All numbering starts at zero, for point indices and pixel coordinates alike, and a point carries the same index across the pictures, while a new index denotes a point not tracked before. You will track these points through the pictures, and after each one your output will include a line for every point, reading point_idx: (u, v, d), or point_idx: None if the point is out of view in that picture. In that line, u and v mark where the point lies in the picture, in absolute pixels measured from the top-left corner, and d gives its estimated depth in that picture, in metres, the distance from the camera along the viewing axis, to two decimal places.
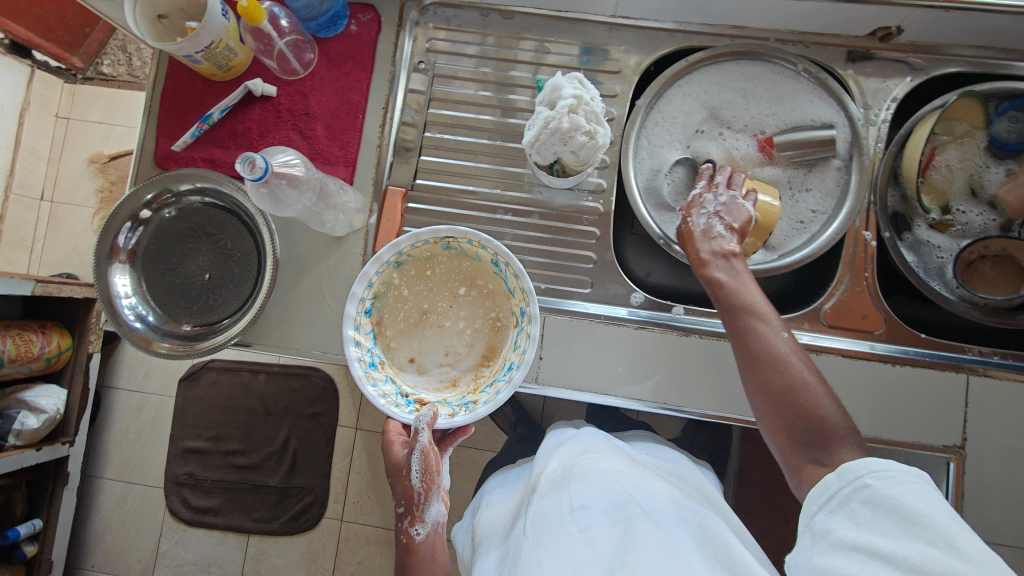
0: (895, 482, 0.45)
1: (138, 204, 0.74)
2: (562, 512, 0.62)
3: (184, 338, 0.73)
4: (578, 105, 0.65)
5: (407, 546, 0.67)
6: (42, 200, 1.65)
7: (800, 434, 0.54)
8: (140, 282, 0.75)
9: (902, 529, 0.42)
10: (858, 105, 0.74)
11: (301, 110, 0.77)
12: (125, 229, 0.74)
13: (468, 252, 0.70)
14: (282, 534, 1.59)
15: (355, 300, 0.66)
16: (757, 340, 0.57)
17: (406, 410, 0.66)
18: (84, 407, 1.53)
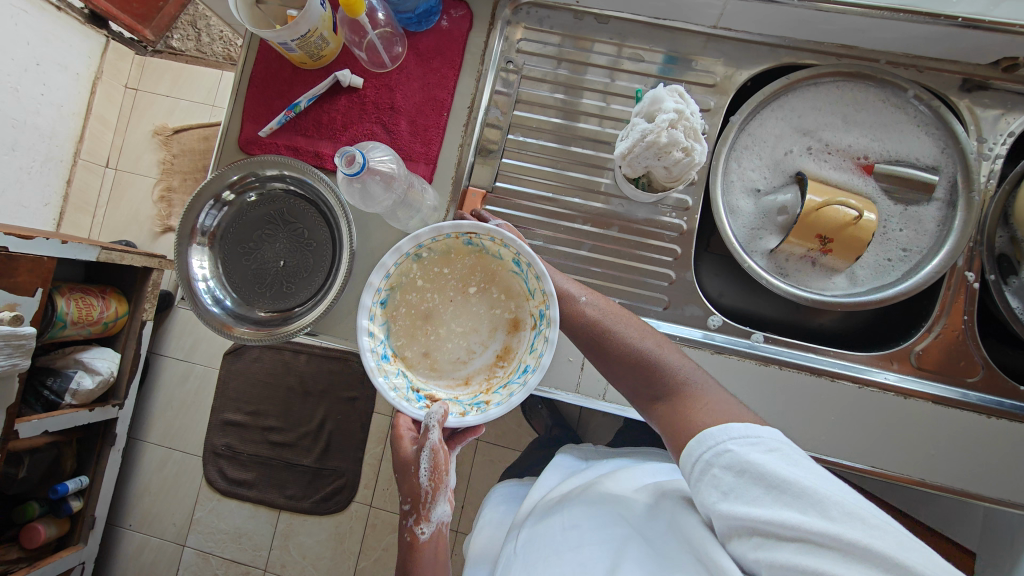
0: (755, 446, 0.48)
1: (222, 185, 0.74)
2: (556, 533, 0.63)
3: (259, 323, 0.74)
4: (678, 120, 0.62)
5: (411, 543, 0.68)
6: (107, 168, 1.70)
7: (639, 384, 0.60)
8: (217, 264, 0.76)
9: (774, 498, 0.45)
10: (972, 139, 0.70)
11: (386, 104, 0.77)
12: (207, 209, 0.75)
13: (489, 251, 0.65)
14: (312, 513, 1.62)
15: (372, 289, 0.62)
16: (570, 314, 0.62)
17: (416, 407, 0.62)
18: (134, 372, 1.58)
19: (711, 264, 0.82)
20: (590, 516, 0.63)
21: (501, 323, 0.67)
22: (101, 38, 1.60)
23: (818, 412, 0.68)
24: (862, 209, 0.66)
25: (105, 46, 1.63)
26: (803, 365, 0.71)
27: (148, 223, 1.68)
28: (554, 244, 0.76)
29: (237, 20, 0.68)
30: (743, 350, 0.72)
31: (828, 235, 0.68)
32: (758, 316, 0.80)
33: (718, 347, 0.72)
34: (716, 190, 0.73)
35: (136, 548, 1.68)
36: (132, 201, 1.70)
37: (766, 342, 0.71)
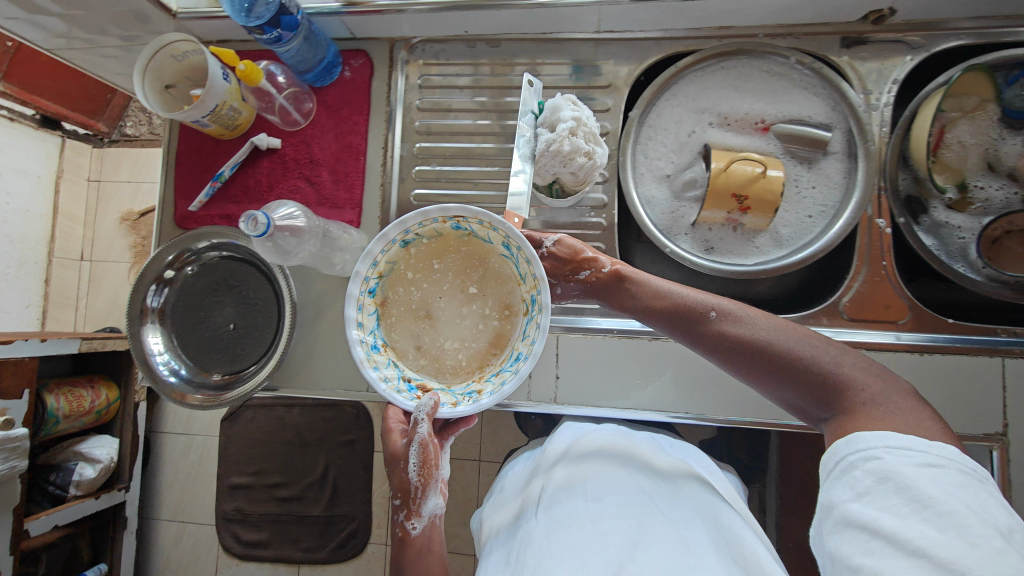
0: (909, 461, 0.44)
1: (161, 265, 0.77)
2: (577, 502, 0.66)
3: (216, 388, 0.77)
4: (577, 126, 0.66)
5: (403, 538, 0.70)
6: (82, 260, 1.74)
7: (806, 398, 0.56)
8: (171, 338, 0.79)
9: (911, 511, 0.42)
10: (858, 92, 0.73)
11: (306, 158, 0.80)
12: (151, 291, 0.78)
13: (480, 239, 0.67)
14: (329, 562, 1.63)
15: (360, 278, 0.63)
16: (711, 333, 0.61)
17: (408, 397, 0.63)
18: (136, 453, 1.60)
19: (644, 253, 0.84)
20: (617, 496, 0.66)
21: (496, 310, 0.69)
22: (57, 139, 1.65)
23: None
24: (765, 164, 0.70)
25: (62, 145, 1.67)
26: None
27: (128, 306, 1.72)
28: None
29: (147, 108, 0.72)
30: None
31: (741, 192, 0.70)
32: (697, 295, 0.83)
33: None
34: (629, 184, 0.76)
35: None
36: (110, 288, 1.74)
37: None
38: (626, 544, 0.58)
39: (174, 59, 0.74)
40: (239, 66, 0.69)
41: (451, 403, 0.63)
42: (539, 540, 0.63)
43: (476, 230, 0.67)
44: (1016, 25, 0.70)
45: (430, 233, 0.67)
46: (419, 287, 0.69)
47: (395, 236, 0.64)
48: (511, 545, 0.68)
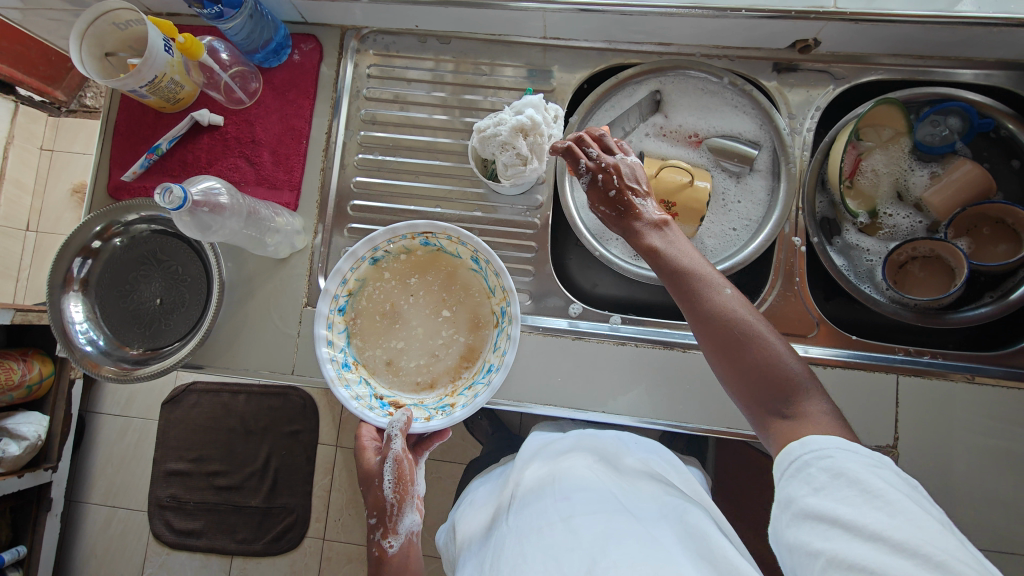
0: (859, 456, 0.46)
1: (88, 235, 0.76)
2: (547, 504, 0.69)
3: (134, 362, 0.76)
4: (528, 128, 0.67)
5: (380, 557, 0.70)
6: (27, 231, 1.68)
7: (764, 394, 0.54)
8: (93, 308, 0.77)
9: (863, 500, 0.44)
10: (784, 117, 0.76)
11: (248, 138, 0.80)
12: (76, 260, 0.76)
13: (449, 250, 0.72)
14: (264, 555, 1.59)
15: (328, 298, 0.69)
16: (714, 302, 0.57)
17: (381, 413, 0.68)
18: (68, 432, 1.55)
19: (579, 258, 0.86)
20: (587, 496, 0.68)
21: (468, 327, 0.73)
22: (9, 104, 1.60)
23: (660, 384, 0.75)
24: (693, 175, 0.73)
25: (15, 110, 1.66)
26: (656, 340, 0.77)
27: None
28: None
29: (83, 73, 0.71)
30: (604, 333, 0.78)
31: (669, 199, 0.73)
32: (630, 301, 0.85)
33: (579, 333, 0.77)
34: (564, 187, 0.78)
35: None
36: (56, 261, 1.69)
37: (623, 323, 0.78)
38: (597, 543, 0.60)
39: (116, 26, 0.73)
40: (178, 40, 0.70)
41: (424, 417, 0.68)
42: (512, 545, 0.65)
43: (445, 241, 0.72)
44: (931, 66, 0.75)
45: (398, 249, 0.72)
46: (386, 302, 0.74)
47: (362, 254, 0.70)
48: (484, 555, 0.69)
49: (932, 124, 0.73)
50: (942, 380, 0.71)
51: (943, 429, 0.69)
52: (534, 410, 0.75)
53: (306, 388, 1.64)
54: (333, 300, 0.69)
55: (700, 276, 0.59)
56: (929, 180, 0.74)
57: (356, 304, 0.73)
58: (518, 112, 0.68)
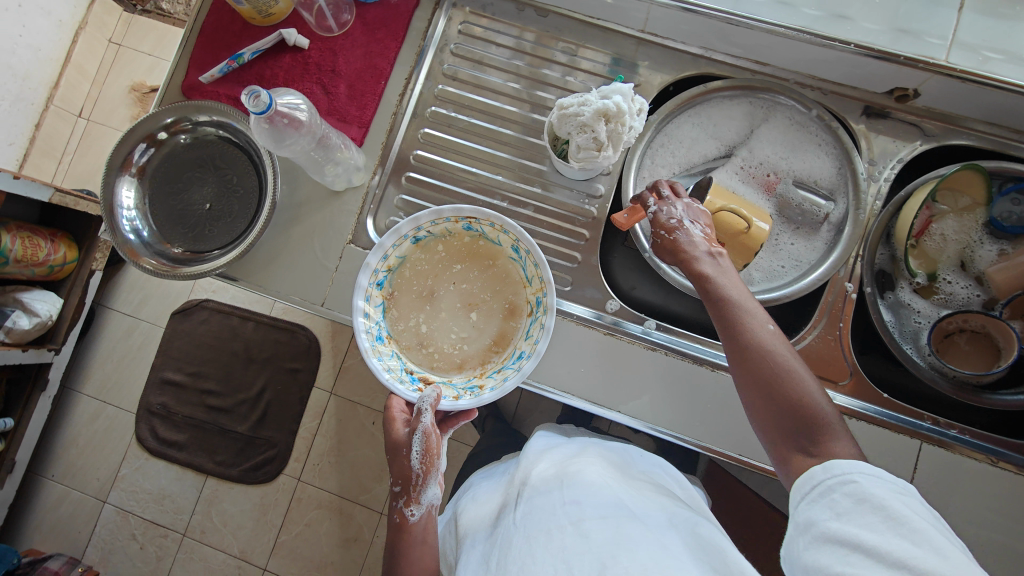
0: (882, 483, 0.48)
1: (156, 125, 0.76)
2: (556, 506, 0.70)
3: (173, 260, 0.76)
4: (610, 113, 0.66)
5: (400, 524, 0.75)
6: (79, 117, 1.70)
7: (790, 428, 0.55)
8: (144, 198, 0.78)
9: (887, 527, 0.46)
10: (864, 161, 0.75)
11: (328, 67, 0.80)
12: (139, 147, 0.77)
13: (491, 237, 0.73)
14: (239, 482, 1.61)
15: (368, 271, 0.70)
16: (752, 334, 0.58)
17: (410, 388, 0.70)
18: (77, 320, 1.57)
19: (624, 258, 0.85)
20: (595, 497, 0.71)
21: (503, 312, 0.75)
22: None
23: (682, 399, 0.74)
24: (751, 219, 0.72)
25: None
26: (686, 353, 0.77)
27: None
28: None
29: None
30: (636, 335, 0.77)
31: (721, 237, 0.74)
32: (665, 311, 0.84)
33: (611, 329, 0.77)
34: (628, 183, 0.77)
35: (54, 501, 1.64)
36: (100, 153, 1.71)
37: (658, 329, 0.77)
38: (609, 543, 0.62)
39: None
40: None
41: (450, 395, 0.71)
42: (522, 544, 0.67)
43: (488, 229, 0.74)
44: None
45: (441, 230, 0.73)
46: (421, 283, 0.75)
47: (406, 231, 0.72)
48: (491, 551, 0.72)
49: (1012, 201, 0.71)
50: (966, 456, 0.69)
51: (957, 506, 0.68)
52: (550, 395, 0.74)
53: (315, 330, 1.65)
54: (375, 273, 0.71)
55: (744, 307, 0.59)
56: (997, 256, 0.72)
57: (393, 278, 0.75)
58: (603, 96, 0.67)
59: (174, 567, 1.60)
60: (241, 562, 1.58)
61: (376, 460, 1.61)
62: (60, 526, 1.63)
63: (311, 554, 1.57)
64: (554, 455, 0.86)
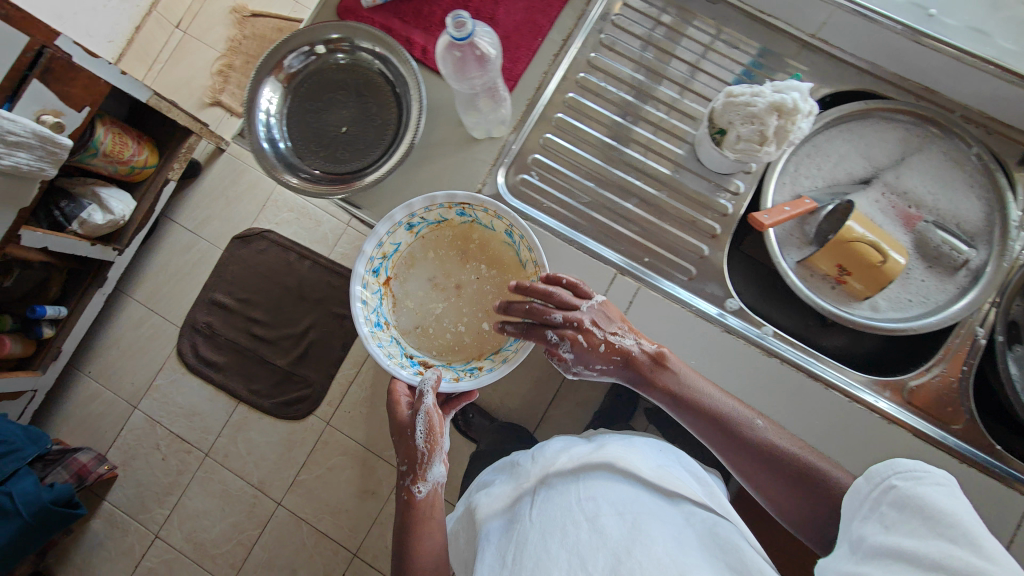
0: (921, 484, 0.52)
1: (320, 37, 0.76)
2: (574, 504, 0.74)
3: (297, 173, 0.77)
4: (784, 110, 0.64)
5: (410, 500, 0.83)
6: (177, 29, 1.77)
7: (812, 517, 0.62)
8: (283, 106, 0.78)
9: (927, 530, 0.48)
10: (1019, 208, 0.72)
11: (487, 14, 0.79)
12: (296, 53, 0.76)
13: (485, 223, 0.78)
14: (270, 414, 1.62)
15: (364, 260, 0.76)
16: (750, 440, 0.66)
17: (410, 370, 0.77)
18: (144, 225, 1.58)
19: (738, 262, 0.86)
20: (613, 496, 0.74)
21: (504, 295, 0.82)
22: None
23: (793, 413, 0.71)
24: (888, 253, 0.70)
25: None
26: (802, 366, 0.73)
27: (200, 91, 1.74)
28: (603, 189, 0.78)
29: None
30: (752, 339, 0.74)
31: (851, 266, 0.72)
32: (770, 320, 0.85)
33: (729, 326, 0.74)
34: (769, 187, 0.76)
35: (86, 397, 1.65)
36: (190, 66, 1.76)
37: (776, 336, 0.74)
38: (623, 539, 0.67)
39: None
40: None
41: (448, 376, 0.78)
42: (538, 545, 0.70)
43: (481, 216, 0.78)
44: None
45: (434, 216, 0.78)
46: (421, 274, 0.83)
47: (400, 219, 0.76)
48: (509, 544, 0.74)
49: None
50: None
51: None
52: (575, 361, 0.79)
53: None
54: (370, 262, 0.77)
55: (732, 419, 0.68)
56: None
57: (391, 267, 0.82)
58: (779, 91, 0.65)
59: (192, 484, 1.61)
60: (258, 492, 1.60)
61: None
62: (87, 423, 1.64)
63: (328, 498, 1.58)
64: (570, 452, 0.89)
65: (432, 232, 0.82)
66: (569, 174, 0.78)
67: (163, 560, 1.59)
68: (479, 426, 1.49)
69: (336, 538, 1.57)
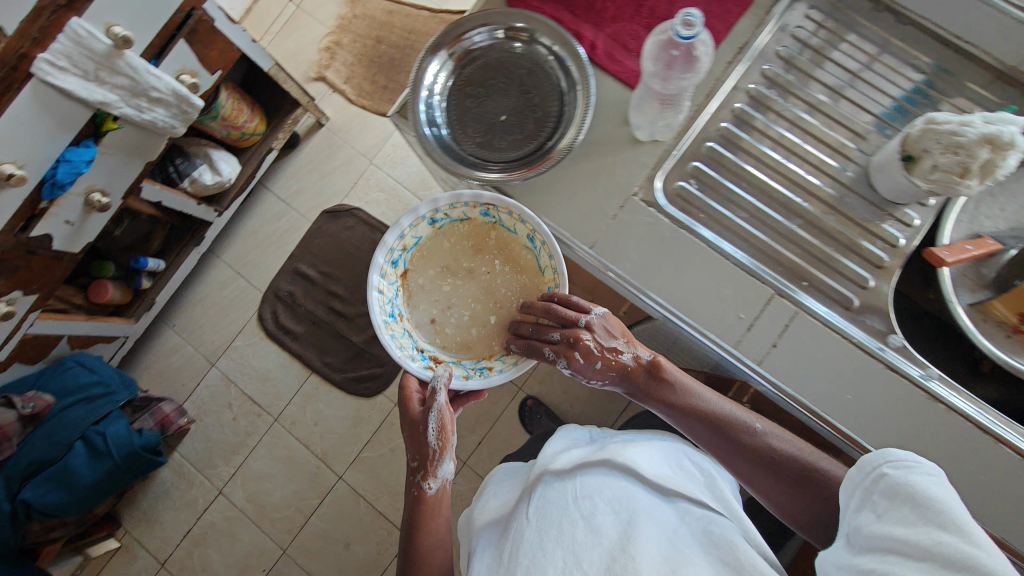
0: (912, 473, 0.53)
1: (504, 23, 0.76)
2: (568, 501, 0.77)
3: (447, 152, 0.76)
4: (998, 142, 0.61)
5: (420, 496, 0.84)
6: (291, 2, 1.81)
7: (808, 514, 0.73)
8: (446, 83, 0.78)
9: (918, 518, 0.50)
10: None
11: (662, 14, 0.77)
12: (475, 33, 0.77)
13: (507, 226, 0.91)
14: (340, 388, 1.65)
15: (386, 250, 0.90)
16: (748, 445, 0.76)
17: (420, 363, 0.89)
18: (244, 190, 1.62)
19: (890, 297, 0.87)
20: (616, 490, 0.77)
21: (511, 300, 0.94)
22: None
23: (956, 465, 0.66)
24: None
25: None
26: (971, 415, 0.67)
27: (307, 65, 1.78)
28: (764, 205, 0.75)
29: None
30: (914, 379, 0.69)
31: None
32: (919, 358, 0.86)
33: (888, 361, 0.69)
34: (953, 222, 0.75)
35: (168, 349, 1.71)
36: (300, 40, 1.80)
37: (942, 381, 0.69)
38: (620, 538, 0.70)
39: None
40: None
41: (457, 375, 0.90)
42: (534, 539, 0.73)
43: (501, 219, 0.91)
44: None
45: (458, 213, 0.91)
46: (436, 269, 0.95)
47: (423, 214, 0.90)
48: (509, 540, 0.77)
49: None
50: None
51: None
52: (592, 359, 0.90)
53: None
54: (389, 253, 0.91)
55: (729, 425, 0.79)
56: None
57: (412, 261, 0.95)
58: (991, 123, 0.62)
59: (258, 447, 1.65)
60: (321, 463, 1.62)
61: (474, 412, 1.59)
62: (166, 374, 1.70)
63: (388, 479, 1.60)
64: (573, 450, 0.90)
65: (453, 232, 0.95)
66: (730, 186, 0.76)
67: (224, 517, 1.62)
68: (549, 429, 1.47)
69: (391, 519, 1.58)
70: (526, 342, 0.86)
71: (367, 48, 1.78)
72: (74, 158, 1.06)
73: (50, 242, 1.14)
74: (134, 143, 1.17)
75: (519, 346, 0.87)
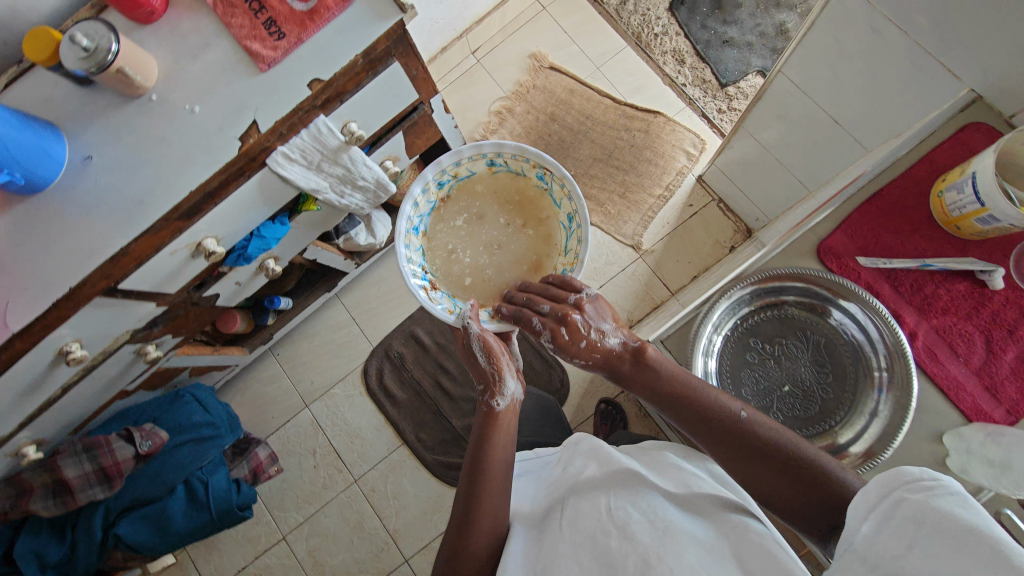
0: (928, 495, 0.47)
1: (862, 325, 0.75)
2: (599, 510, 0.69)
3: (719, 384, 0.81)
4: None
5: (490, 414, 0.84)
6: (472, 56, 1.75)
7: (815, 513, 0.64)
8: (758, 325, 0.82)
9: (939, 542, 0.43)
10: None
11: (1005, 323, 0.70)
12: (832, 312, 0.78)
13: (554, 200, 0.91)
14: (428, 468, 1.58)
15: (437, 168, 0.90)
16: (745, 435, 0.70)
17: (417, 279, 0.88)
18: (388, 244, 1.56)
19: None
20: (644, 504, 0.69)
21: (525, 264, 0.93)
22: None
23: None
24: None
25: None
26: None
27: (473, 125, 1.71)
28: None
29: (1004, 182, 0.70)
30: None
31: None
32: None
33: None
34: None
35: (267, 377, 1.68)
36: (472, 97, 1.73)
37: None
38: (655, 546, 0.61)
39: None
40: None
41: (443, 308, 0.87)
42: (571, 552, 0.65)
43: (554, 189, 0.92)
44: None
45: (517, 165, 0.91)
46: (475, 204, 0.95)
47: (487, 152, 0.90)
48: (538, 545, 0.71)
49: None
50: None
51: None
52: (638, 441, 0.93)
53: (571, 378, 1.58)
54: (439, 170, 0.90)
55: (719, 413, 0.72)
56: None
57: (452, 188, 0.94)
58: None
59: (332, 504, 1.60)
60: (390, 540, 1.56)
61: None
62: (259, 403, 1.67)
63: None
64: (587, 458, 0.85)
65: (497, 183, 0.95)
66: None
67: (282, 564, 1.58)
68: None
69: None
70: (517, 309, 0.84)
71: (539, 124, 1.70)
72: (267, 235, 1.01)
73: (214, 298, 1.11)
74: (324, 221, 1.12)
75: (513, 311, 0.84)
